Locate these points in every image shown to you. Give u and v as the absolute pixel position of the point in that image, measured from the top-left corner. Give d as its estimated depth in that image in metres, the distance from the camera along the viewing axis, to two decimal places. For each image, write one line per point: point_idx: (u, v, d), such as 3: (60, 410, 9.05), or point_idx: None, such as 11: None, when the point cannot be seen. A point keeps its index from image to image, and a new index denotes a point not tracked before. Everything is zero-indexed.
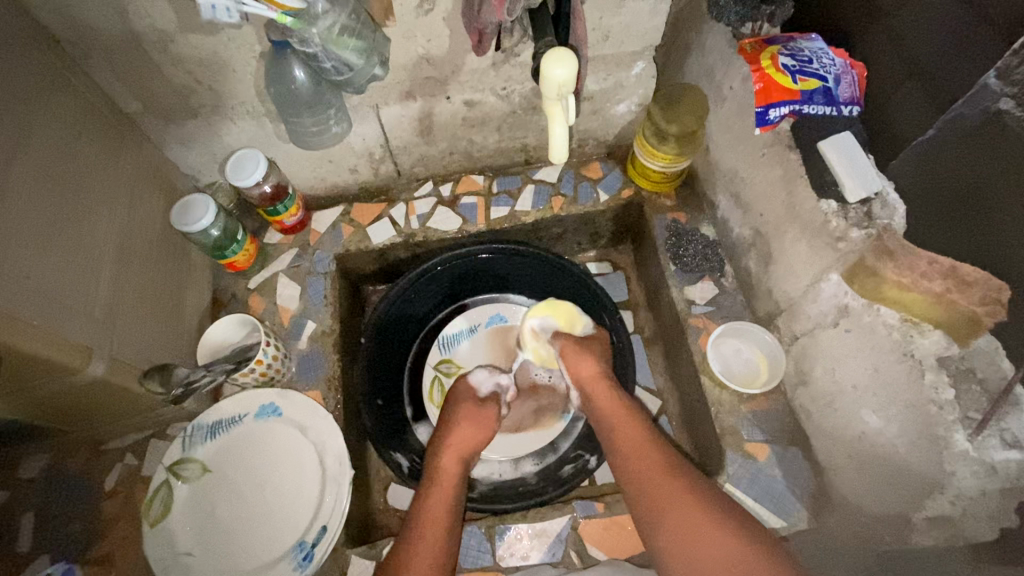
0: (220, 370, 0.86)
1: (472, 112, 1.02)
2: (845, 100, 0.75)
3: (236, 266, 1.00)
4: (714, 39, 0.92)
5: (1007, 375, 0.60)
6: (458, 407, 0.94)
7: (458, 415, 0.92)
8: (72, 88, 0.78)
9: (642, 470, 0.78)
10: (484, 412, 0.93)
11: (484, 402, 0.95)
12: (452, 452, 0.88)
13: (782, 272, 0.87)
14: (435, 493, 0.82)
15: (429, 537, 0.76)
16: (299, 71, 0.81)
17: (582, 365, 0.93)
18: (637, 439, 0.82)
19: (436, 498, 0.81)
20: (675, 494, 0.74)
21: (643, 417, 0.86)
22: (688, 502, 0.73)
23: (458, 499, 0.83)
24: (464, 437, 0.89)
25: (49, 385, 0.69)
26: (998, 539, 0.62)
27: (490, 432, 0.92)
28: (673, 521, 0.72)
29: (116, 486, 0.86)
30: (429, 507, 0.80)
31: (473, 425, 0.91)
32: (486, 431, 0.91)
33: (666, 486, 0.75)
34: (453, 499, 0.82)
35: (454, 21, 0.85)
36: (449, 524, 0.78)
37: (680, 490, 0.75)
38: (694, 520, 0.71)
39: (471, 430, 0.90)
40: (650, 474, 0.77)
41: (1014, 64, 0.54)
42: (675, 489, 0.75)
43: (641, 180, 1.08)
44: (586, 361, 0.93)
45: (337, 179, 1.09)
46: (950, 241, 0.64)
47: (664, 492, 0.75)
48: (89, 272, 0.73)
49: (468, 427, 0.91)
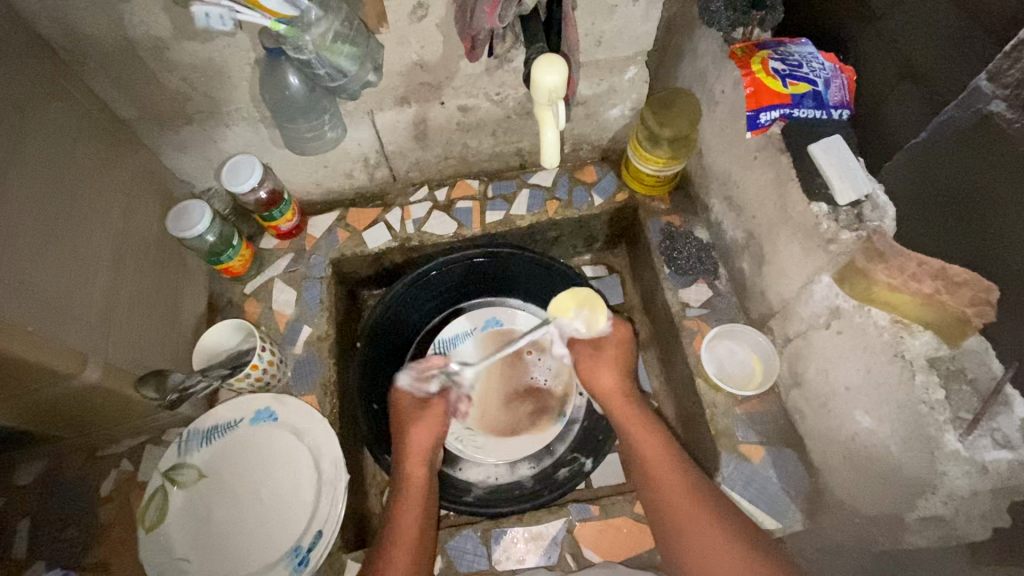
0: (215, 375, 0.87)
1: (466, 117, 1.03)
2: (835, 103, 0.76)
3: (231, 271, 1.00)
4: (706, 43, 0.92)
5: (998, 375, 0.62)
6: (403, 415, 0.90)
7: (406, 422, 0.89)
8: (67, 95, 0.78)
9: (655, 466, 0.79)
10: (432, 410, 0.90)
11: (422, 404, 0.91)
12: (414, 458, 0.86)
13: (775, 274, 0.87)
14: (406, 502, 0.81)
15: (404, 547, 0.75)
16: (293, 78, 0.81)
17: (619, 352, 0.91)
18: (648, 447, 0.81)
19: (408, 507, 0.80)
20: (684, 490, 0.75)
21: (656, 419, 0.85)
22: (692, 502, 0.74)
23: (429, 506, 0.82)
24: (421, 440, 0.87)
25: (42, 391, 0.69)
26: (991, 539, 0.63)
27: (443, 429, 0.90)
28: (677, 515, 0.74)
29: (111, 491, 0.86)
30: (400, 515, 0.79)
31: (427, 425, 0.88)
32: (439, 429, 0.89)
33: (679, 482, 0.76)
34: (422, 507, 0.81)
35: (448, 28, 0.86)
36: (421, 535, 0.77)
37: (689, 489, 0.75)
38: (694, 520, 0.72)
39: (426, 430, 0.88)
40: (660, 470, 0.78)
41: (1006, 66, 0.55)
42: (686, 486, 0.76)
43: (636, 183, 1.09)
44: (621, 348, 0.91)
45: (332, 184, 1.10)
46: (943, 243, 0.65)
47: (667, 488, 0.76)
48: (84, 279, 0.73)
49: (423, 427, 0.88)
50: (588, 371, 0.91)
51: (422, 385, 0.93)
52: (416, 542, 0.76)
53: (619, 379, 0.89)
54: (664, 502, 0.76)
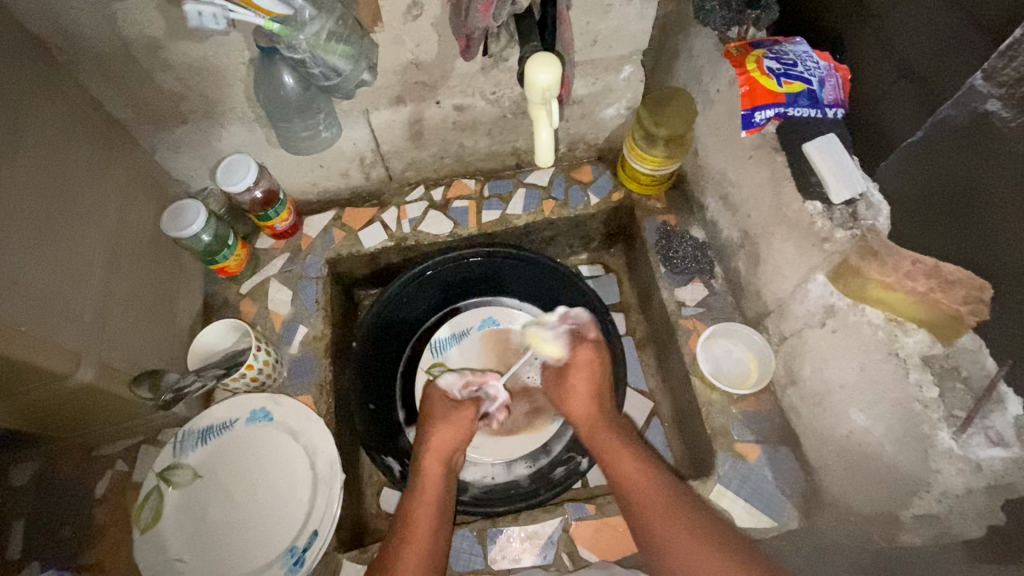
0: (210, 375, 0.87)
1: (462, 116, 1.03)
2: (830, 102, 0.77)
3: (227, 270, 1.00)
4: (701, 42, 0.92)
5: (991, 371, 0.61)
6: (432, 413, 0.91)
7: (434, 418, 0.90)
8: (61, 95, 0.78)
9: (630, 481, 0.77)
10: (461, 412, 0.90)
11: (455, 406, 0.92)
12: (434, 455, 0.86)
13: (770, 273, 0.87)
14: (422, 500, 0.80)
15: (416, 544, 0.74)
16: (287, 77, 0.81)
17: (584, 372, 0.91)
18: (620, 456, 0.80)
19: (424, 501, 0.80)
20: (665, 503, 0.73)
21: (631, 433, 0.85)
22: (677, 510, 0.72)
23: (446, 503, 0.82)
24: (444, 437, 0.87)
25: (36, 392, 0.69)
26: (986, 536, 0.62)
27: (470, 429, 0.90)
28: (655, 525, 0.71)
29: (106, 492, 0.86)
30: (416, 508, 0.79)
31: (451, 425, 0.88)
32: (465, 431, 0.89)
33: (659, 495, 0.74)
34: (439, 504, 0.81)
35: (442, 27, 0.86)
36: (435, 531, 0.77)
37: (669, 502, 0.73)
38: (675, 529, 0.70)
39: (450, 430, 0.88)
40: (636, 485, 0.76)
41: (1001, 65, 0.55)
42: (666, 500, 0.73)
43: (632, 182, 1.09)
44: (587, 367, 0.91)
45: (328, 184, 1.10)
46: (937, 243, 0.65)
47: (645, 494, 0.74)
48: (79, 280, 0.73)
49: (449, 428, 0.88)
50: (564, 394, 0.92)
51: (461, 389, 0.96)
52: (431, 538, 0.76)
53: (591, 400, 0.89)
54: (643, 512, 0.73)
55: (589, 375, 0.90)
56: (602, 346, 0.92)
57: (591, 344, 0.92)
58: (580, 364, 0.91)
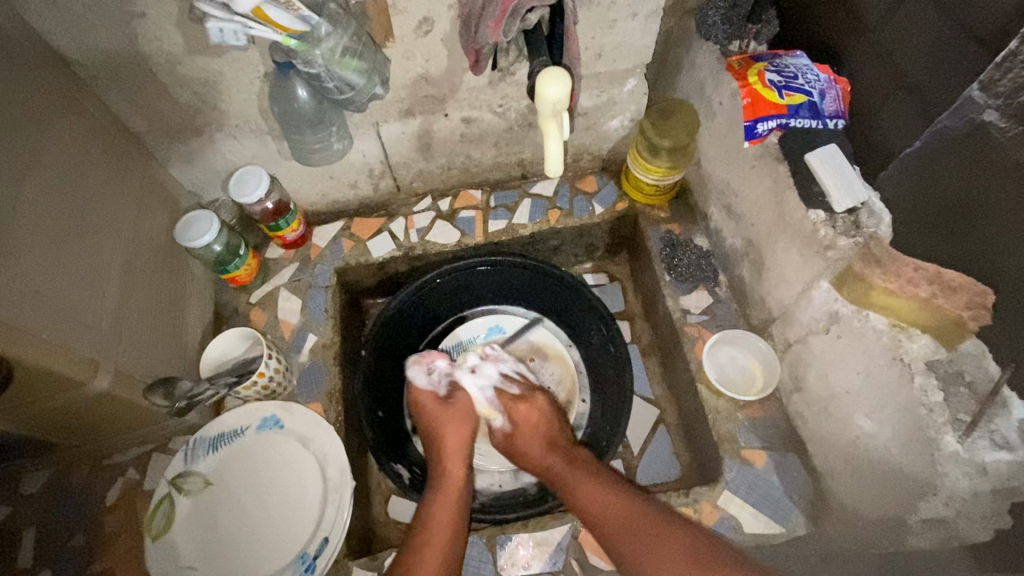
0: (222, 384, 0.87)
1: (469, 128, 1.05)
2: (830, 113, 0.79)
3: (238, 279, 1.01)
4: (704, 56, 0.95)
5: (995, 377, 0.65)
6: (432, 416, 0.95)
7: (438, 420, 0.94)
8: (82, 109, 0.80)
9: (595, 508, 0.80)
10: (460, 405, 0.96)
11: (450, 399, 0.97)
12: (452, 455, 0.91)
13: (774, 280, 0.88)
14: (440, 500, 0.85)
15: (435, 544, 0.78)
16: (301, 91, 0.83)
17: (530, 431, 0.93)
18: (586, 494, 0.82)
19: (441, 504, 0.84)
20: (637, 534, 0.75)
21: (591, 467, 0.87)
22: (655, 541, 0.73)
23: (462, 502, 0.85)
24: (456, 438, 0.92)
25: (56, 399, 0.70)
26: (994, 541, 0.66)
27: (472, 422, 0.95)
28: (629, 550, 0.74)
29: (117, 500, 0.87)
30: (434, 512, 0.82)
31: (457, 421, 0.94)
32: (471, 424, 0.94)
33: (632, 522, 0.76)
34: (457, 504, 0.85)
35: (453, 42, 0.88)
36: (454, 528, 0.81)
37: (648, 530, 0.75)
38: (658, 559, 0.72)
39: (456, 428, 0.93)
40: (613, 521, 0.77)
41: (997, 77, 0.57)
42: (642, 526, 0.75)
43: (636, 193, 1.10)
44: (531, 425, 0.93)
45: (337, 195, 1.11)
46: (949, 251, 0.67)
47: (617, 530, 0.77)
48: (96, 289, 0.74)
49: (455, 425, 0.93)
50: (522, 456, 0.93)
51: (439, 384, 0.99)
52: (451, 534, 0.79)
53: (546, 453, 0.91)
54: (624, 548, 0.75)
55: (534, 433, 0.92)
56: (534, 398, 0.95)
57: (522, 403, 0.94)
58: (525, 423, 0.93)
